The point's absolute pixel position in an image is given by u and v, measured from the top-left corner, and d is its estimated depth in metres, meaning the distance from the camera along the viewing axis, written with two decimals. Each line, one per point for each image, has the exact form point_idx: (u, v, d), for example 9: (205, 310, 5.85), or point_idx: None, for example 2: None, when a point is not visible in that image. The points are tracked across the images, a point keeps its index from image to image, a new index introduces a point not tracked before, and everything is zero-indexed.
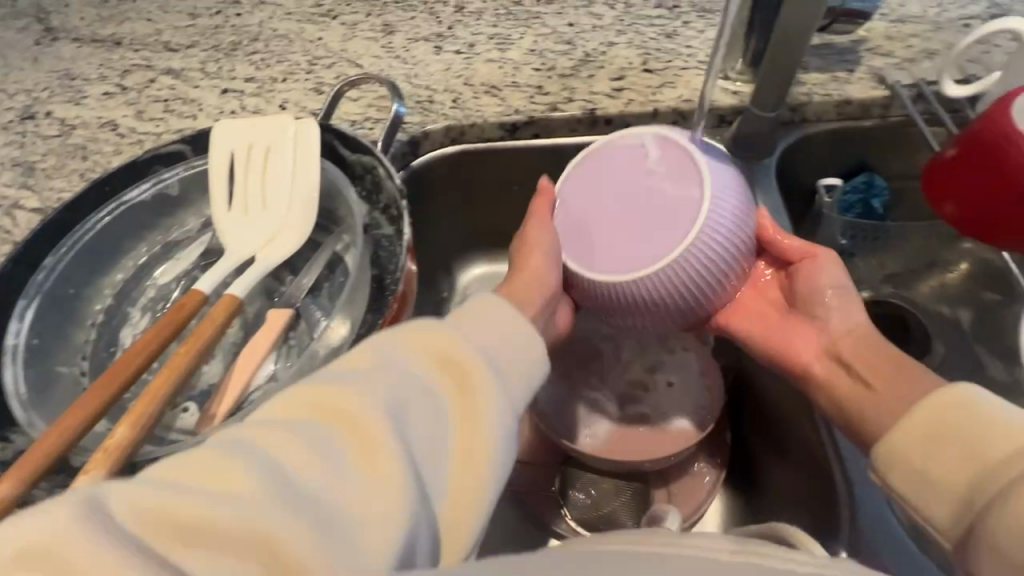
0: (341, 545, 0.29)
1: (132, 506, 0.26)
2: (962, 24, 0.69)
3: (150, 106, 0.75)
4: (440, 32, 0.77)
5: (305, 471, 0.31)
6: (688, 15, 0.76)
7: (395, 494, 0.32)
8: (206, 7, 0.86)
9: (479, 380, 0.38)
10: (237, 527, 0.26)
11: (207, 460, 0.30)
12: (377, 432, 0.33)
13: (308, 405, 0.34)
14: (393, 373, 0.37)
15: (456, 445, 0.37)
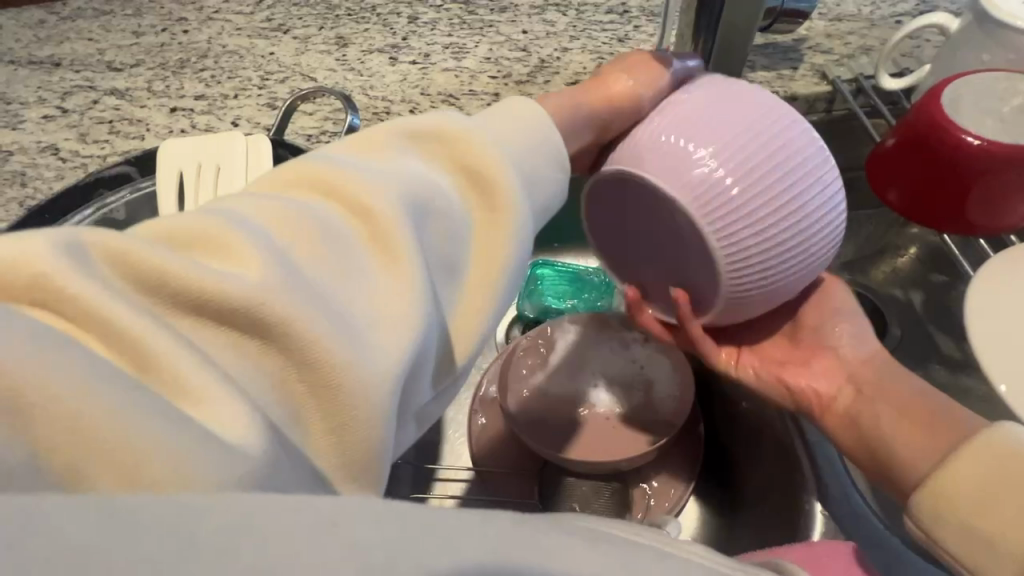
0: (348, 325, 0.30)
1: (134, 263, 0.27)
2: (894, 21, 0.72)
3: (94, 128, 0.72)
4: (395, 44, 0.77)
5: (311, 252, 0.31)
6: (639, 19, 0.78)
7: (403, 286, 0.33)
8: (150, 25, 0.83)
9: (498, 184, 0.38)
10: (237, 292, 0.28)
11: (209, 226, 0.30)
12: (388, 222, 0.33)
13: (309, 182, 0.35)
14: (399, 167, 0.36)
15: (474, 248, 0.38)
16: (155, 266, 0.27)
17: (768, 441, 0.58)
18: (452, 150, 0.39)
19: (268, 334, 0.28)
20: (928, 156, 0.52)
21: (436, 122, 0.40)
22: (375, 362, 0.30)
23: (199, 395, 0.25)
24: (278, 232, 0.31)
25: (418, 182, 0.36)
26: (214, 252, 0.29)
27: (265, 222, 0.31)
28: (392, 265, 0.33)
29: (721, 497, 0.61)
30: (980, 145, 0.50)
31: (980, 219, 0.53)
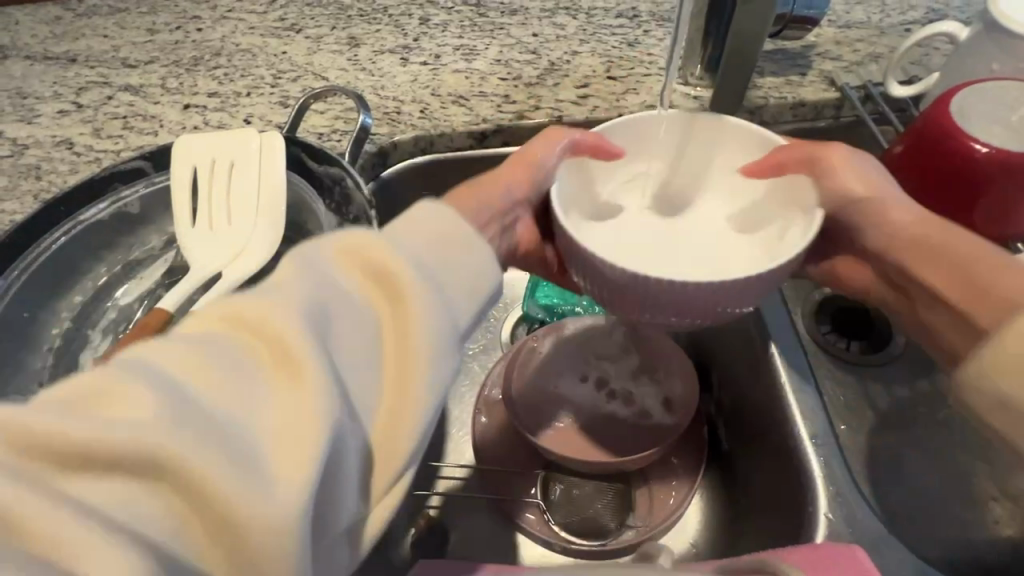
0: (247, 463, 0.26)
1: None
2: (903, 29, 0.73)
3: (108, 124, 0.73)
4: (406, 44, 0.78)
5: (204, 381, 0.28)
6: (648, 24, 0.78)
7: (309, 404, 0.29)
8: (165, 23, 0.84)
9: (410, 282, 0.35)
10: (107, 441, 0.24)
11: (88, 376, 0.27)
12: (289, 336, 0.30)
13: (216, 319, 0.32)
14: (312, 283, 0.34)
15: (392, 356, 0.34)
16: (23, 425, 0.24)
17: (770, 443, 0.56)
18: (364, 258, 0.37)
19: (148, 485, 0.25)
20: (934, 162, 0.53)
21: (346, 236, 0.38)
22: (278, 499, 0.26)
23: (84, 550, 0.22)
24: (163, 363, 0.28)
25: (327, 301, 0.34)
26: (92, 400, 0.26)
27: (149, 357, 0.28)
28: (296, 383, 0.29)
29: (725, 500, 0.62)
30: (986, 152, 0.50)
31: (986, 226, 0.53)
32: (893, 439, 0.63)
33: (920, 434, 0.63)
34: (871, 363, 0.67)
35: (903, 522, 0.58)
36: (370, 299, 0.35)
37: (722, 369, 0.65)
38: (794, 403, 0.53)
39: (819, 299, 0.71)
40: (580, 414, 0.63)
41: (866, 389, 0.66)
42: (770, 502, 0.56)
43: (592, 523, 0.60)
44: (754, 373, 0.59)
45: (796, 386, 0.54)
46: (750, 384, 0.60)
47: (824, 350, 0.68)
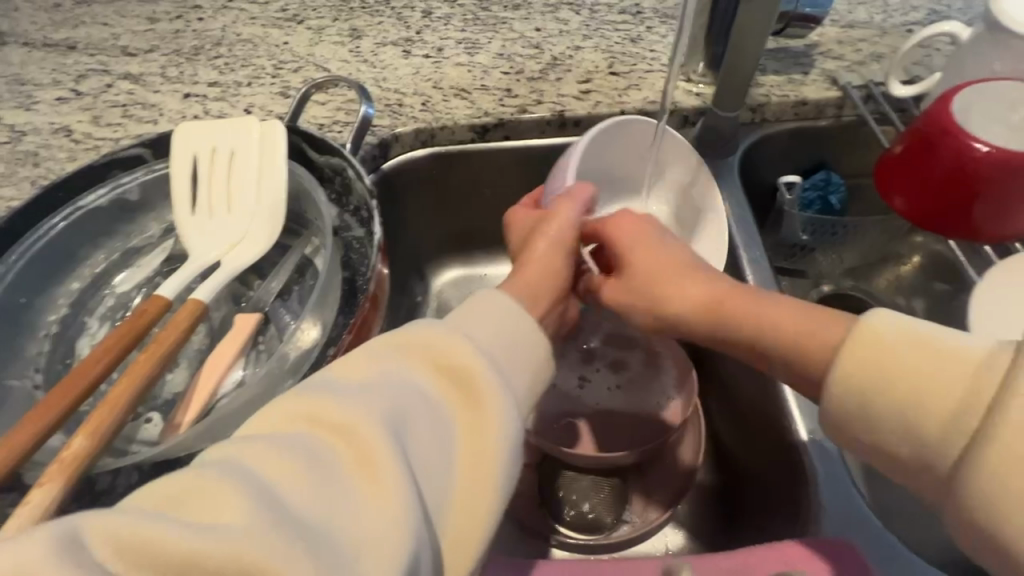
0: (340, 570, 0.27)
1: (114, 540, 0.25)
2: (905, 29, 0.73)
3: (107, 112, 0.72)
4: (408, 37, 0.77)
5: (298, 488, 0.29)
6: (651, 21, 0.78)
7: (395, 516, 0.30)
8: (165, 12, 0.84)
9: (482, 382, 0.36)
10: (215, 554, 0.25)
11: (199, 482, 0.28)
12: (374, 441, 0.32)
13: (310, 418, 0.33)
14: (392, 388, 0.35)
15: (464, 458, 0.35)
16: (136, 532, 0.25)
17: (770, 440, 0.56)
18: (436, 359, 0.37)
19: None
20: (934, 163, 0.53)
21: (410, 330, 0.39)
22: None
23: None
24: (256, 468, 0.29)
25: (403, 403, 0.34)
26: (207, 507, 0.27)
27: (244, 462, 0.30)
28: (385, 494, 0.30)
29: (724, 496, 0.62)
30: (989, 152, 0.50)
31: (987, 226, 0.53)
32: None
33: None
34: None
35: (901, 522, 0.58)
36: (441, 397, 0.36)
37: (720, 364, 0.65)
38: (795, 403, 0.53)
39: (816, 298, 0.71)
40: (594, 416, 0.62)
41: None
42: (769, 495, 0.56)
43: (588, 517, 0.60)
44: (747, 365, 0.60)
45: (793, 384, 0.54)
46: (747, 380, 0.60)
47: None
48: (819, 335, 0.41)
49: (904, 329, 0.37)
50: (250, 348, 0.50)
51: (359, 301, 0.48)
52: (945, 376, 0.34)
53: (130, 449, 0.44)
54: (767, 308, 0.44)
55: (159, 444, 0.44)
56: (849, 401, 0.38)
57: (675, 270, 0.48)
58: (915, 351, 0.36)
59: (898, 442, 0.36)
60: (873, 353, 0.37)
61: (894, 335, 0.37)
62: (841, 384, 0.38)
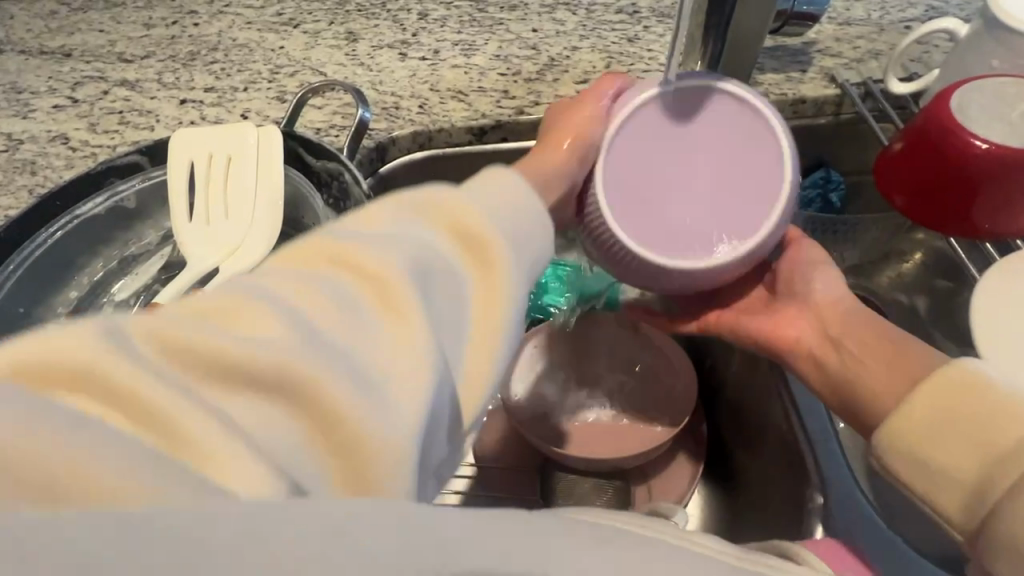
0: (366, 396, 0.28)
1: (150, 339, 0.25)
2: (903, 26, 0.73)
3: (104, 118, 0.72)
4: (404, 39, 0.77)
5: (324, 316, 0.29)
6: (648, 20, 0.78)
7: (417, 362, 0.30)
8: (161, 18, 0.84)
9: (496, 249, 0.36)
10: (251, 360, 0.26)
11: (216, 300, 0.29)
12: (392, 282, 0.31)
13: (320, 254, 0.32)
14: (412, 235, 0.35)
15: (478, 313, 0.35)
16: (170, 338, 0.26)
17: (773, 441, 0.56)
18: (456, 215, 0.37)
19: (286, 411, 0.26)
20: (933, 160, 0.53)
21: (427, 194, 0.38)
22: (394, 423, 0.28)
23: (221, 460, 0.23)
24: (279, 292, 0.30)
25: (428, 249, 0.34)
26: (227, 321, 0.28)
27: (266, 288, 0.30)
28: (410, 330, 0.31)
29: (728, 498, 0.61)
30: (987, 149, 0.50)
31: (988, 222, 0.53)
32: None
33: None
34: None
35: (903, 521, 0.58)
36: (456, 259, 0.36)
37: (723, 366, 0.65)
38: (797, 402, 0.54)
39: None
40: (595, 418, 0.62)
41: None
42: (771, 495, 0.56)
43: None
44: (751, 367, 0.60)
45: (797, 383, 0.55)
46: (751, 381, 0.60)
47: None
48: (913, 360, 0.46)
49: (995, 383, 0.41)
50: None
51: None
52: (1009, 423, 0.39)
53: None
54: (913, 349, 0.47)
55: None
56: (923, 415, 0.42)
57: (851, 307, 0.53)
58: (987, 405, 0.40)
59: (940, 479, 0.41)
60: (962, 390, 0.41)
61: (976, 382, 0.41)
62: (927, 403, 0.42)
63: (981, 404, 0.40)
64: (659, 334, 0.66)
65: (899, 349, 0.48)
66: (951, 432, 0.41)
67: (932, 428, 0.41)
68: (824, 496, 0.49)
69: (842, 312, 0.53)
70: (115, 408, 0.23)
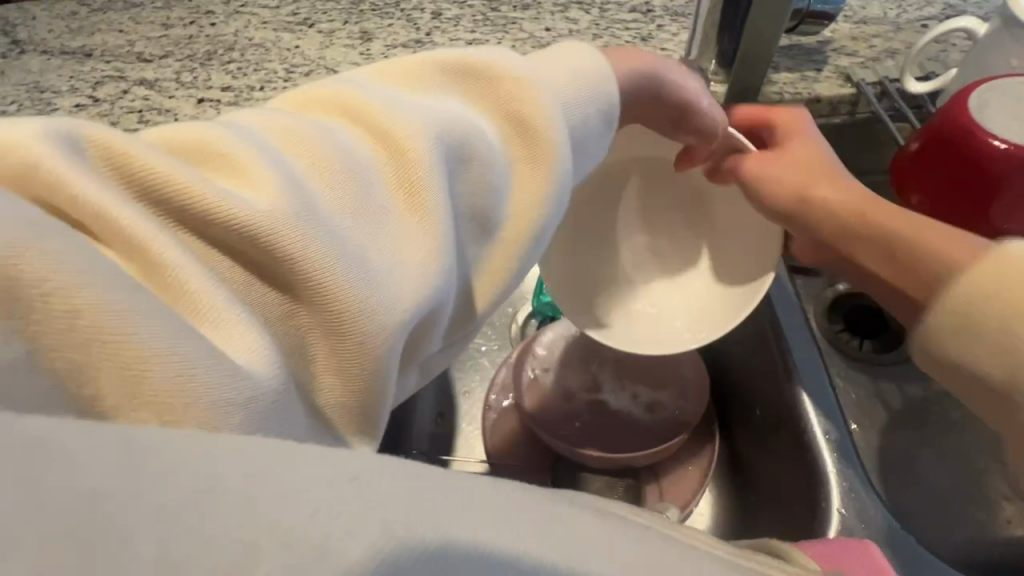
0: (365, 271, 0.31)
1: (139, 173, 0.28)
2: (921, 25, 0.72)
3: (124, 117, 0.73)
4: (418, 39, 0.78)
5: (332, 188, 0.32)
6: (662, 19, 0.78)
7: (427, 232, 0.34)
8: (178, 18, 0.85)
9: (537, 122, 0.39)
10: (251, 217, 0.29)
11: (225, 143, 0.31)
12: (414, 152, 0.34)
13: (341, 111, 0.35)
14: (441, 111, 0.36)
15: (505, 213, 0.39)
16: (168, 178, 0.28)
17: (784, 439, 0.56)
18: (502, 97, 0.39)
19: (278, 266, 0.29)
20: (953, 160, 0.52)
21: (476, 56, 0.40)
22: (390, 301, 0.32)
23: (214, 318, 0.28)
24: (289, 152, 0.32)
25: (455, 130, 0.36)
26: (231, 173, 0.30)
27: (280, 146, 0.32)
28: (417, 214, 0.34)
29: (734, 491, 0.62)
30: (1007, 149, 0.50)
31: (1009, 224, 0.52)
32: (906, 440, 0.64)
33: (930, 433, 0.64)
34: (886, 361, 0.67)
35: (911, 520, 0.59)
36: (492, 130, 0.38)
37: (736, 364, 0.64)
38: (808, 401, 0.54)
39: (832, 296, 0.71)
40: (604, 416, 0.62)
41: (879, 387, 0.66)
42: (782, 492, 0.56)
43: None
44: (764, 364, 0.60)
45: (812, 386, 0.54)
46: (762, 380, 0.60)
47: (833, 348, 0.68)
48: (928, 248, 0.44)
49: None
50: None
51: None
52: None
53: None
54: (937, 233, 0.44)
55: None
56: (945, 333, 0.39)
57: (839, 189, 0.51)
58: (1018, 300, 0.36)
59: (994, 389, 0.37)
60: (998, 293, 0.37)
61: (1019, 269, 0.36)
62: (943, 326, 0.39)
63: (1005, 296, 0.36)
64: None
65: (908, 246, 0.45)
66: (977, 341, 0.38)
67: (956, 336, 0.39)
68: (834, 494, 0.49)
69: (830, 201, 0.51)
70: (137, 261, 0.27)
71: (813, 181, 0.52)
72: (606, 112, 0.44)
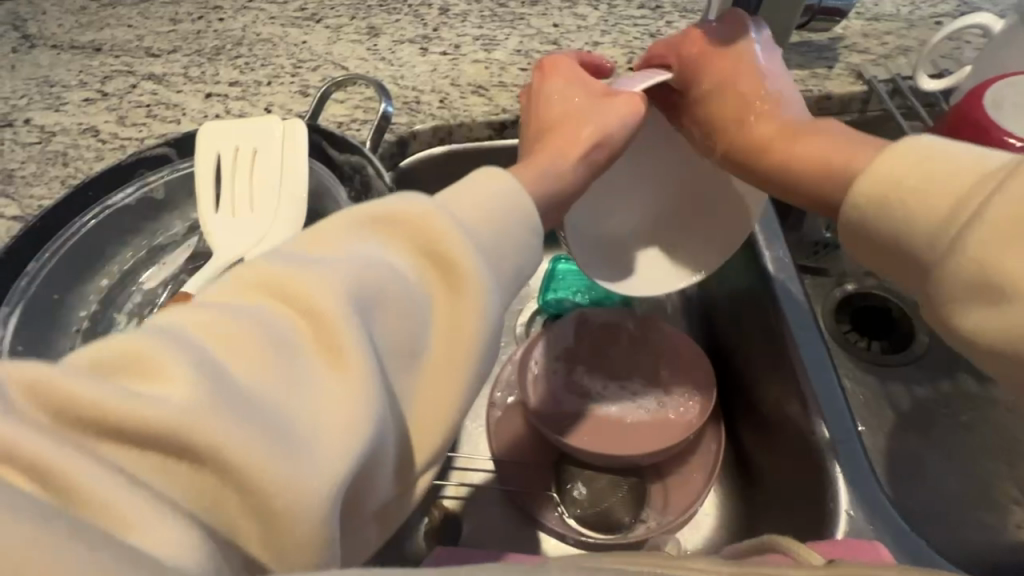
0: (289, 452, 0.26)
1: (34, 393, 0.24)
2: (934, 21, 0.71)
3: (132, 112, 0.73)
4: (425, 34, 0.78)
5: (245, 363, 0.27)
6: (671, 15, 0.77)
7: (355, 392, 0.29)
8: (186, 13, 0.85)
9: (460, 263, 0.34)
10: (152, 417, 0.24)
11: (126, 342, 0.27)
12: (328, 317, 0.30)
13: (252, 284, 0.31)
14: (360, 261, 0.33)
15: (434, 349, 0.34)
16: (63, 390, 0.24)
17: (793, 439, 0.55)
18: (419, 236, 0.35)
19: (190, 466, 0.25)
20: None
21: (390, 203, 0.36)
22: (317, 468, 0.27)
23: (125, 517, 0.21)
24: (196, 333, 0.28)
25: (375, 280, 0.32)
26: (134, 373, 0.25)
27: (187, 328, 0.28)
28: (344, 375, 0.29)
29: (744, 498, 0.61)
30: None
31: None
32: (914, 443, 0.63)
33: (940, 436, 0.63)
34: (896, 362, 0.67)
35: (920, 523, 0.58)
36: (414, 277, 0.34)
37: (742, 361, 0.64)
38: (818, 401, 0.53)
39: (840, 296, 0.71)
40: (608, 413, 0.62)
41: (887, 389, 0.66)
42: (789, 491, 0.56)
43: (607, 518, 0.59)
44: (772, 362, 0.59)
45: (820, 386, 0.54)
46: (770, 380, 0.60)
47: (843, 348, 0.68)
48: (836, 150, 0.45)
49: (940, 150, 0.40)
50: None
51: None
52: (953, 173, 0.38)
53: None
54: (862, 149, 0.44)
55: None
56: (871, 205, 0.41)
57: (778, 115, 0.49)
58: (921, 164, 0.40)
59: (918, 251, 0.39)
60: (906, 164, 0.40)
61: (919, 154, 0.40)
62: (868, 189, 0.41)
63: (906, 166, 0.40)
64: (674, 334, 0.66)
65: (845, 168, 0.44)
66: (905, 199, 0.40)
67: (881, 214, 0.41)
68: (842, 495, 0.49)
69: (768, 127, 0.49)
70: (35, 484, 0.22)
71: (754, 106, 0.50)
72: (538, 242, 0.40)
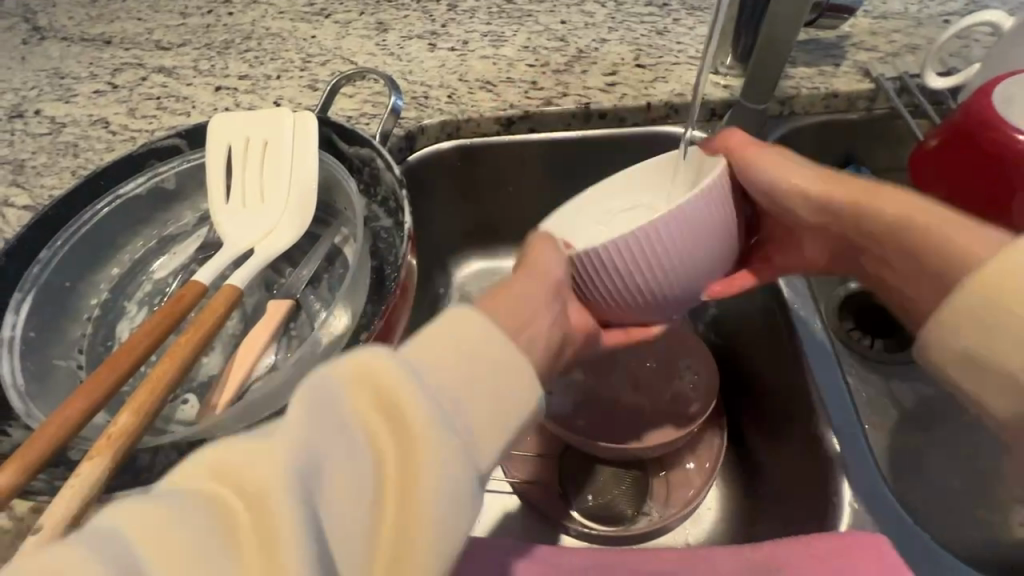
0: None
1: None
2: (942, 20, 0.71)
3: (142, 104, 0.74)
4: (434, 30, 0.78)
5: None
6: (679, 13, 0.78)
7: None
8: (196, 7, 0.86)
9: (426, 443, 0.30)
10: None
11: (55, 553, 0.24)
12: (272, 526, 0.26)
13: (206, 470, 0.28)
14: (314, 435, 0.29)
15: (392, 536, 0.29)
16: None
17: (796, 434, 0.56)
18: (384, 397, 0.31)
19: None
20: (975, 155, 0.52)
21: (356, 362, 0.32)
22: None
23: None
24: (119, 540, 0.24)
25: (327, 459, 0.28)
26: None
27: (120, 530, 0.25)
28: None
29: (743, 492, 0.62)
30: None
31: None
32: (917, 441, 0.63)
33: (941, 434, 0.63)
34: (897, 359, 0.67)
35: (923, 521, 0.59)
36: (375, 448, 0.30)
37: (747, 356, 0.64)
38: (820, 395, 0.53)
39: (843, 295, 0.71)
40: (613, 408, 0.62)
41: (890, 386, 0.66)
42: (793, 488, 0.55)
43: (609, 510, 0.60)
44: (778, 357, 0.59)
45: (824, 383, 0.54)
46: (773, 374, 0.60)
47: (848, 346, 0.68)
48: (941, 244, 0.44)
49: None
50: (282, 334, 0.52)
51: (388, 291, 0.48)
52: None
53: (167, 428, 0.46)
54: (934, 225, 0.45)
55: (196, 423, 0.46)
56: (961, 322, 0.40)
57: (818, 178, 0.50)
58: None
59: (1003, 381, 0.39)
60: (1000, 274, 0.39)
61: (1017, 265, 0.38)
62: (961, 312, 0.40)
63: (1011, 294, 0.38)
64: (682, 333, 0.67)
65: (920, 245, 0.45)
66: (997, 328, 0.38)
67: (966, 336, 0.40)
68: (846, 488, 0.49)
69: (819, 192, 0.50)
70: None
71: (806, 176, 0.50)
72: (526, 389, 0.35)
